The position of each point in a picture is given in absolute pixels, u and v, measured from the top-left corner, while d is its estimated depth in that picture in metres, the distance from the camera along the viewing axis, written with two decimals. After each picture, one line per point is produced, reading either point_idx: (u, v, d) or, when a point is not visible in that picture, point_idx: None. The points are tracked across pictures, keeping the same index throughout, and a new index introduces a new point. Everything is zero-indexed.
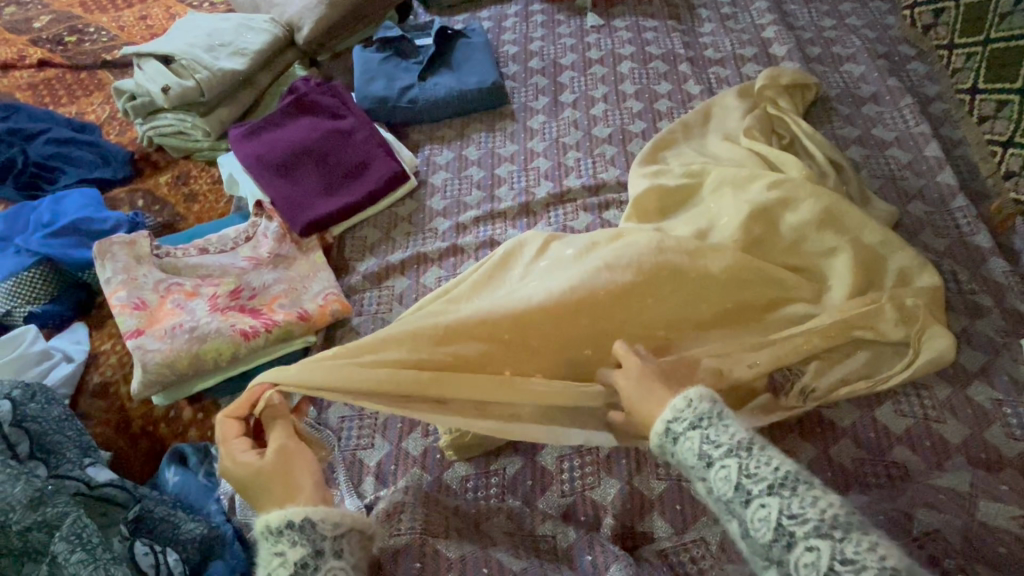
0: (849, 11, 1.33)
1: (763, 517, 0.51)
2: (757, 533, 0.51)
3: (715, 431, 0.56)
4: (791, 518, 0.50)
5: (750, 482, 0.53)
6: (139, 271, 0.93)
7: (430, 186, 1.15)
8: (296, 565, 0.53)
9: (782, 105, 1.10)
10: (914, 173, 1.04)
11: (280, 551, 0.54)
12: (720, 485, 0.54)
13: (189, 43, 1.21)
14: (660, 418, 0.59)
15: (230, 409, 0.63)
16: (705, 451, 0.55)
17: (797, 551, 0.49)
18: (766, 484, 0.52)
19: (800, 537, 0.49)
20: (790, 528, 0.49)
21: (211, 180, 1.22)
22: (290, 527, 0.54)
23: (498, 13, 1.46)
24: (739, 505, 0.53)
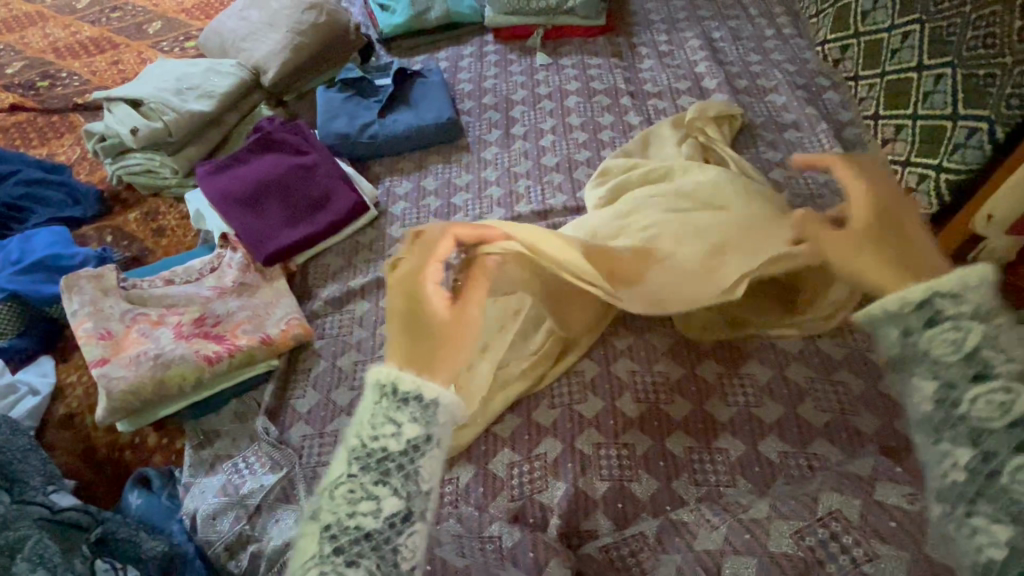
0: (773, 47, 1.47)
1: (992, 400, 0.56)
2: (932, 351, 0.59)
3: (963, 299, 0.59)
4: (987, 347, 0.57)
5: (988, 356, 0.57)
6: (106, 303, 0.97)
7: (390, 215, 1.22)
8: (409, 442, 0.58)
9: (711, 133, 1.19)
10: (830, 191, 1.14)
11: (398, 422, 0.59)
12: (946, 341, 0.58)
13: (157, 88, 1.27)
14: (929, 284, 0.60)
15: (464, 230, 0.72)
16: (936, 305, 0.59)
17: (986, 389, 0.56)
18: (978, 310, 0.58)
19: (996, 375, 0.56)
20: (986, 360, 0.57)
21: (179, 216, 1.27)
22: (416, 402, 0.59)
23: (455, 54, 1.57)
24: (909, 324, 0.60)
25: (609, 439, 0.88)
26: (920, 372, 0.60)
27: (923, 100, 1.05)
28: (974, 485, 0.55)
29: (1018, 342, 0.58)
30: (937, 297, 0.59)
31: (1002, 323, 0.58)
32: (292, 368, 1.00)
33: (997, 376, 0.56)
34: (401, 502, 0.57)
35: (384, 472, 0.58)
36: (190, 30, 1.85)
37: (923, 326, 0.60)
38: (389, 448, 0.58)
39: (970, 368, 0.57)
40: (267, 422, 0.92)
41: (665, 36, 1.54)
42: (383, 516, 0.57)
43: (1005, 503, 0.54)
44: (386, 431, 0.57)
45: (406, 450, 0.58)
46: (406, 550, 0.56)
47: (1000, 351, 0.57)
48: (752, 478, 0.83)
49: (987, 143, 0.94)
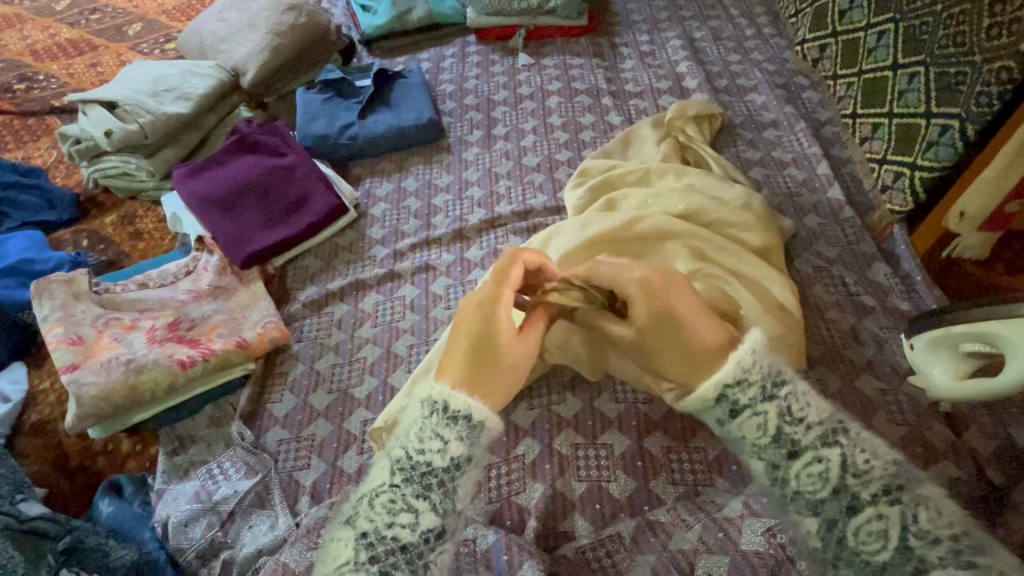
0: (753, 47, 1.47)
1: (818, 471, 0.55)
2: (745, 437, 0.59)
3: (741, 385, 0.59)
4: (786, 424, 0.58)
5: (791, 431, 0.57)
6: (78, 308, 0.95)
7: (370, 217, 1.22)
8: (455, 460, 0.59)
9: (690, 133, 1.19)
10: (809, 190, 1.15)
11: (444, 438, 0.59)
12: (763, 428, 0.58)
13: (134, 90, 1.26)
14: (717, 378, 0.60)
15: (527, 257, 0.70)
16: (733, 399, 0.59)
17: (801, 462, 0.56)
18: (765, 385, 0.59)
19: (803, 447, 0.57)
20: (792, 437, 0.57)
21: (157, 219, 1.26)
22: (465, 421, 0.60)
23: (437, 54, 1.57)
24: (720, 413, 0.60)
25: (587, 440, 0.88)
26: (749, 456, 0.60)
27: (898, 98, 1.06)
28: (830, 557, 0.54)
29: (814, 399, 0.59)
30: (728, 389, 0.59)
31: (803, 386, 0.60)
32: (269, 371, 0.99)
33: (805, 449, 0.56)
34: (438, 519, 0.58)
35: (426, 486, 0.58)
36: (170, 31, 1.84)
37: (731, 416, 0.60)
38: (434, 463, 0.59)
39: (785, 445, 0.57)
40: (242, 426, 0.91)
41: (647, 36, 1.54)
42: (419, 530, 0.57)
43: (860, 567, 0.52)
44: (435, 447, 0.58)
45: (448, 468, 0.59)
46: (435, 567, 0.57)
47: (799, 422, 0.58)
48: (729, 477, 0.83)
49: (959, 141, 0.94)
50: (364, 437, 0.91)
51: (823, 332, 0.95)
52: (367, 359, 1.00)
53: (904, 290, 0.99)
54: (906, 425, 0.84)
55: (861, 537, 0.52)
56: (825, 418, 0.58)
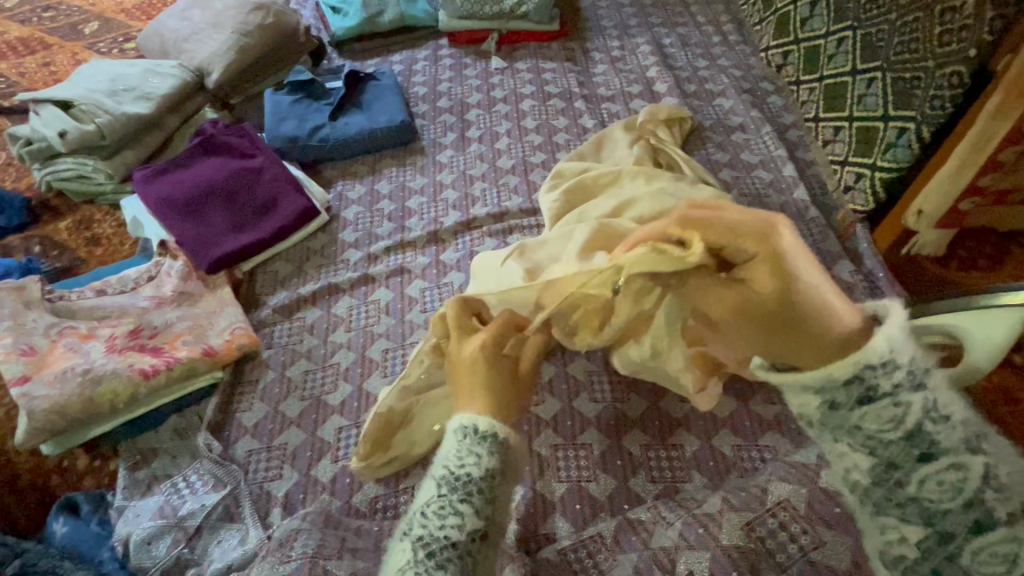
0: (720, 53, 1.51)
1: (951, 480, 0.45)
2: (863, 426, 0.48)
3: (874, 368, 0.47)
4: (929, 421, 0.46)
5: (931, 431, 0.46)
6: (28, 317, 0.90)
7: (342, 220, 1.20)
8: (490, 470, 0.61)
9: (662, 135, 1.21)
10: (776, 191, 1.18)
11: (477, 452, 0.61)
12: (889, 423, 0.47)
13: (90, 89, 1.20)
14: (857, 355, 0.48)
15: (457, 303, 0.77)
16: (863, 385, 0.48)
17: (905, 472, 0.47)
18: (910, 374, 0.47)
19: (943, 450, 0.45)
20: (931, 435, 0.46)
21: (116, 224, 1.20)
22: (493, 438, 0.62)
23: (409, 57, 1.56)
24: (824, 386, 0.50)
25: (567, 440, 0.88)
26: (852, 446, 0.49)
27: (858, 103, 1.10)
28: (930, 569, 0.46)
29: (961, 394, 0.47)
30: (868, 370, 0.48)
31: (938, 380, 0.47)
32: (238, 380, 0.96)
33: (944, 452, 0.45)
34: (481, 522, 0.59)
35: (467, 494, 0.59)
36: (130, 31, 1.77)
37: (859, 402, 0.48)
38: (472, 475, 0.60)
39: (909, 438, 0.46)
40: (209, 437, 0.87)
41: (617, 41, 1.57)
42: (465, 531, 0.58)
43: None
44: (470, 461, 0.59)
45: (485, 479, 0.60)
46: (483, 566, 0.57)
47: (945, 420, 0.46)
48: (706, 473, 0.84)
49: (914, 142, 0.99)
50: (340, 445, 0.88)
51: None
52: (342, 365, 0.97)
53: (869, 287, 1.02)
54: None
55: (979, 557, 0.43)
56: (970, 419, 0.46)
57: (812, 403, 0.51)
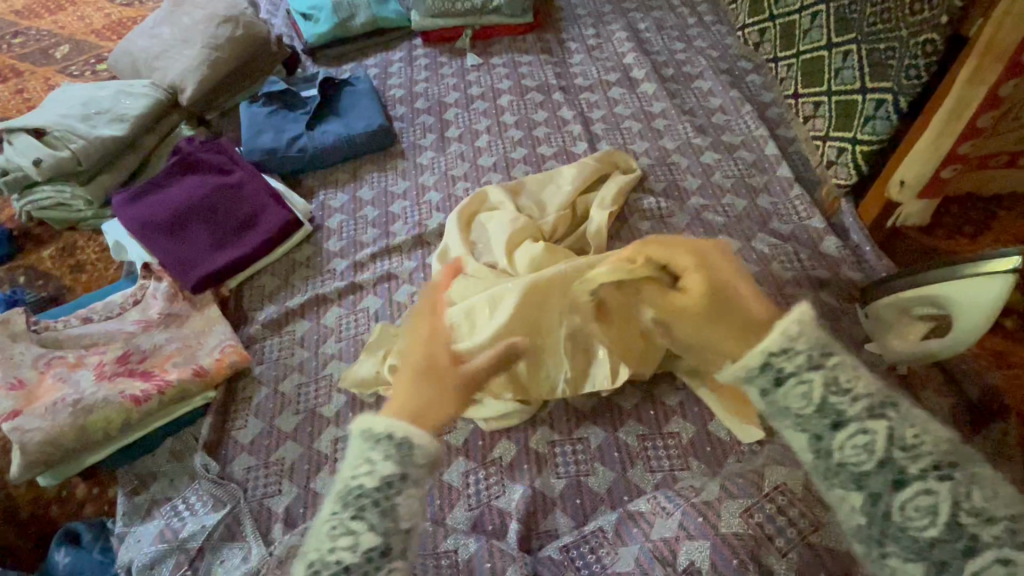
0: (696, 34, 1.50)
1: (863, 444, 0.52)
2: (790, 407, 0.56)
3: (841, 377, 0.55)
4: (833, 394, 0.55)
5: (901, 459, 0.51)
6: (16, 349, 0.89)
7: (327, 229, 1.19)
8: (384, 478, 0.61)
9: (610, 183, 1.13)
10: (759, 171, 1.18)
11: (373, 460, 0.62)
12: (835, 432, 0.53)
13: (62, 115, 1.19)
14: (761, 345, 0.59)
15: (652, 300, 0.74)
16: (831, 404, 0.54)
17: (910, 492, 0.49)
18: (810, 356, 0.57)
19: (849, 418, 0.54)
20: (837, 407, 0.54)
21: (99, 249, 1.20)
22: (388, 440, 0.63)
23: (384, 60, 1.54)
24: (825, 363, 0.57)
25: (563, 437, 0.88)
26: (791, 433, 0.57)
27: (835, 76, 1.09)
28: (875, 528, 0.51)
29: (862, 372, 0.56)
30: (773, 357, 0.58)
31: (854, 361, 0.56)
32: (231, 399, 0.95)
33: (853, 421, 0.53)
34: (378, 537, 0.59)
35: (360, 508, 0.60)
36: (101, 52, 1.75)
37: (772, 385, 0.58)
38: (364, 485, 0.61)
39: (807, 434, 0.55)
40: (205, 458, 0.87)
41: (593, 30, 1.56)
42: (360, 548, 0.58)
43: (908, 543, 0.49)
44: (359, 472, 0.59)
45: (378, 493, 0.61)
46: None
47: (908, 422, 0.52)
48: (704, 459, 0.84)
49: (893, 113, 0.98)
50: (337, 456, 0.88)
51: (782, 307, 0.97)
52: (334, 376, 0.97)
53: (855, 261, 1.03)
54: None
55: (911, 517, 0.49)
56: (874, 393, 0.55)
57: (810, 392, 0.55)
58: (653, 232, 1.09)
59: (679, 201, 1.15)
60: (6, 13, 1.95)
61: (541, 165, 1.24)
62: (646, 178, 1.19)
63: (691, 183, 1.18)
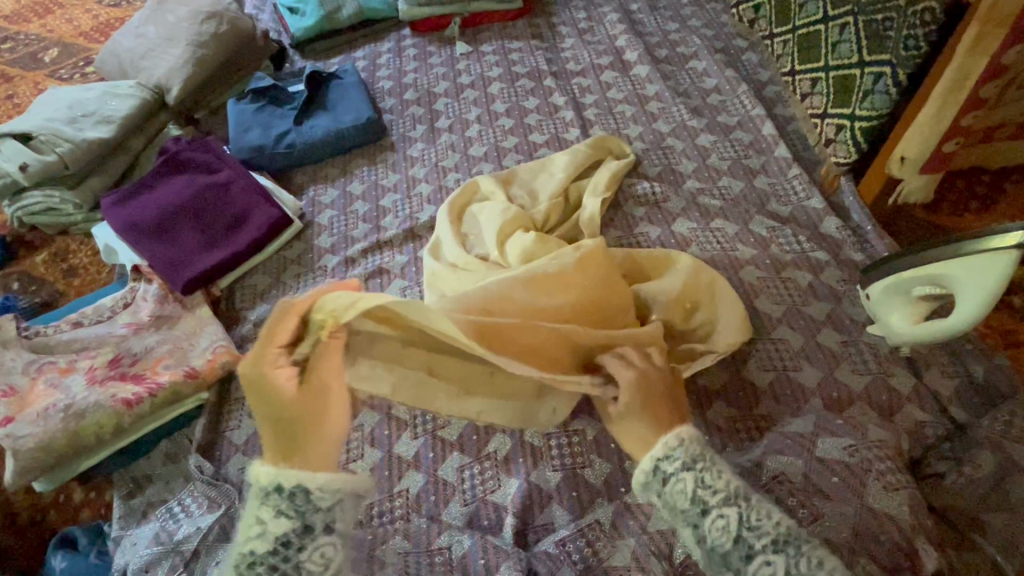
0: (690, 14, 1.46)
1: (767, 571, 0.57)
2: (674, 502, 0.63)
3: (711, 476, 0.63)
4: (701, 490, 0.62)
5: (751, 538, 0.59)
6: (7, 356, 0.89)
7: (317, 226, 1.18)
8: (279, 539, 0.53)
9: (603, 169, 1.10)
10: (756, 152, 1.15)
11: (264, 518, 0.54)
12: (715, 532, 0.60)
13: (48, 118, 1.18)
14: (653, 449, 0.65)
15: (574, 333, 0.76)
16: (700, 496, 0.62)
17: (756, 563, 0.57)
18: (687, 459, 0.64)
19: (713, 506, 0.61)
20: (703, 498, 0.62)
21: (92, 252, 1.20)
22: (279, 492, 0.54)
23: (372, 51, 1.52)
24: (697, 462, 0.64)
25: (559, 429, 0.86)
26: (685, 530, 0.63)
27: (832, 51, 1.06)
28: None
29: (724, 469, 0.64)
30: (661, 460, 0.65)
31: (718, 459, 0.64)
32: (224, 400, 0.95)
33: (715, 508, 0.61)
34: None
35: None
36: (90, 54, 1.74)
37: (661, 484, 0.64)
38: (259, 549, 0.53)
39: (690, 527, 0.62)
40: (200, 459, 0.87)
41: (584, 13, 1.52)
42: None
43: None
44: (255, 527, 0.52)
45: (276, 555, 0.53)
46: None
47: (764, 515, 0.60)
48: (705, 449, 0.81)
49: (892, 87, 0.95)
50: None
51: (781, 291, 0.94)
52: None
53: (857, 241, 1.00)
54: (868, 373, 0.85)
55: None
56: (734, 486, 0.62)
57: (686, 487, 0.62)
58: (647, 217, 1.06)
59: (674, 185, 1.12)
60: None
61: (532, 153, 1.22)
62: (640, 163, 1.16)
63: (687, 166, 1.15)
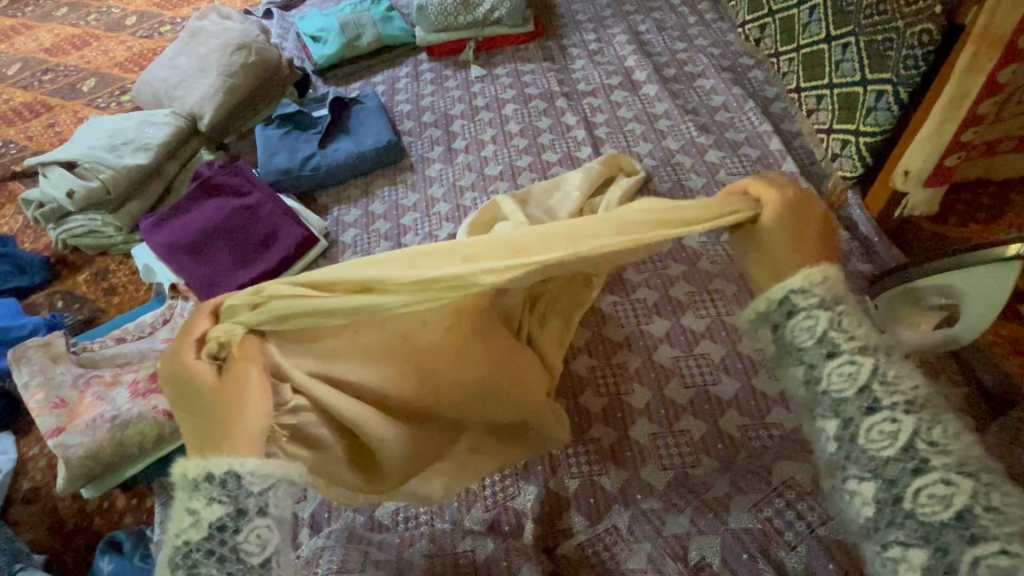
0: (697, 33, 1.51)
1: (886, 430, 0.47)
2: (789, 336, 0.53)
3: (847, 321, 0.52)
4: (834, 328, 0.51)
5: (880, 391, 0.48)
6: (56, 370, 0.95)
7: (341, 244, 1.24)
8: (212, 527, 0.45)
9: (619, 185, 1.14)
10: (764, 167, 1.19)
11: (195, 509, 0.46)
12: (836, 376, 0.50)
13: (91, 147, 1.25)
14: (784, 283, 0.53)
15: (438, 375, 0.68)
16: (830, 337, 0.51)
17: (877, 415, 0.47)
18: (825, 298, 0.52)
19: (844, 348, 0.51)
20: (832, 338, 0.51)
21: (130, 272, 1.27)
22: (209, 481, 0.45)
23: (391, 76, 1.59)
24: (835, 305, 0.52)
25: (576, 437, 0.89)
26: (794, 368, 0.53)
27: (836, 69, 1.09)
28: (881, 519, 0.45)
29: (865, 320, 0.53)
30: (792, 295, 0.53)
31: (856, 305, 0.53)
32: None
33: (846, 351, 0.51)
34: None
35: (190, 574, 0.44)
36: (125, 83, 1.84)
37: (786, 319, 0.54)
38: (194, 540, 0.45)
39: (803, 364, 0.52)
40: None
41: (594, 35, 1.57)
42: None
43: (914, 527, 0.43)
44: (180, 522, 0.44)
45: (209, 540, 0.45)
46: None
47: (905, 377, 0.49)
48: (719, 457, 0.84)
49: (894, 104, 0.99)
50: None
51: None
52: None
53: (864, 252, 1.03)
54: None
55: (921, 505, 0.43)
56: (870, 335, 0.52)
57: (817, 325, 0.51)
58: None
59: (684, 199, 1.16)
60: (37, 51, 2.06)
61: (546, 171, 1.27)
62: (651, 179, 1.20)
63: (696, 181, 1.19)
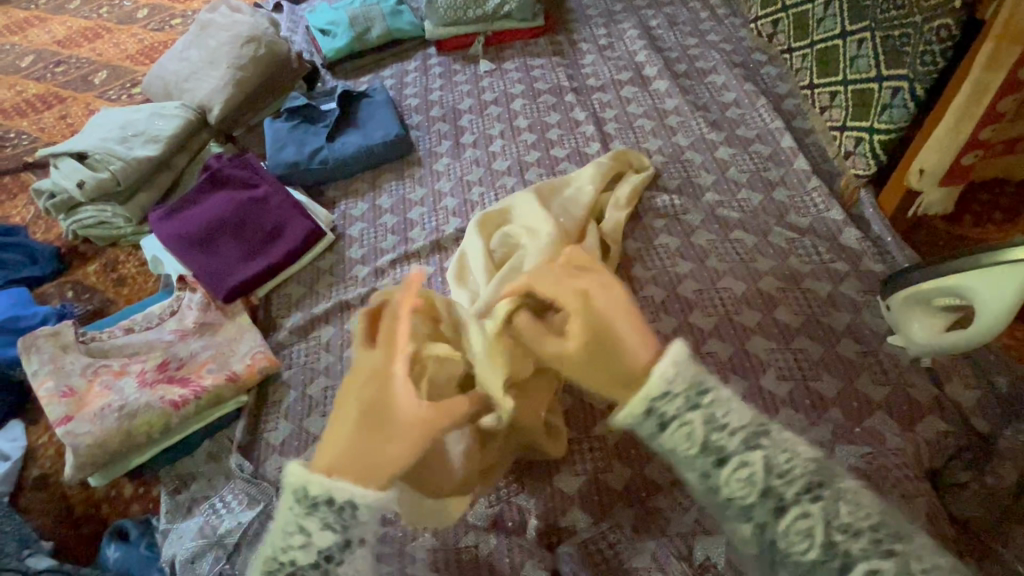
0: (709, 29, 1.49)
1: (802, 527, 0.52)
2: (676, 446, 0.56)
3: (721, 414, 0.55)
4: (714, 433, 0.54)
5: (777, 488, 0.53)
6: (66, 359, 0.96)
7: (348, 237, 1.23)
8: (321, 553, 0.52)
9: (627, 182, 1.13)
10: (775, 164, 1.17)
11: (306, 531, 0.52)
12: (735, 479, 0.54)
13: (102, 139, 1.26)
14: (639, 393, 0.55)
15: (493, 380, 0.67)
16: (714, 445, 0.54)
17: (787, 516, 0.52)
18: (688, 395, 0.55)
19: (731, 452, 0.54)
20: (718, 444, 0.54)
21: (139, 263, 1.27)
22: (326, 506, 0.51)
23: (399, 70, 1.59)
24: (703, 402, 0.55)
25: (581, 434, 0.88)
26: (687, 473, 0.56)
27: (850, 65, 1.08)
28: None
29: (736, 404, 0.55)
30: (655, 402, 0.55)
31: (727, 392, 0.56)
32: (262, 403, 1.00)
33: (733, 455, 0.54)
34: None
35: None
36: (135, 76, 1.85)
37: (662, 428, 0.56)
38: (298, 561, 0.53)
39: (694, 472, 0.56)
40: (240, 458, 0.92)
41: (604, 29, 1.56)
42: None
43: None
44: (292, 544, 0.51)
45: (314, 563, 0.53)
46: None
47: (783, 452, 0.54)
48: None
49: (910, 101, 0.97)
50: None
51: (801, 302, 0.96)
52: None
53: (877, 251, 1.01)
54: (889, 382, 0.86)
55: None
56: (749, 421, 0.55)
57: (692, 434, 0.54)
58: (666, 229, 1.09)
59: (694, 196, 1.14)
60: (49, 44, 2.08)
61: (554, 167, 1.26)
62: (660, 175, 1.19)
63: (706, 179, 1.17)
